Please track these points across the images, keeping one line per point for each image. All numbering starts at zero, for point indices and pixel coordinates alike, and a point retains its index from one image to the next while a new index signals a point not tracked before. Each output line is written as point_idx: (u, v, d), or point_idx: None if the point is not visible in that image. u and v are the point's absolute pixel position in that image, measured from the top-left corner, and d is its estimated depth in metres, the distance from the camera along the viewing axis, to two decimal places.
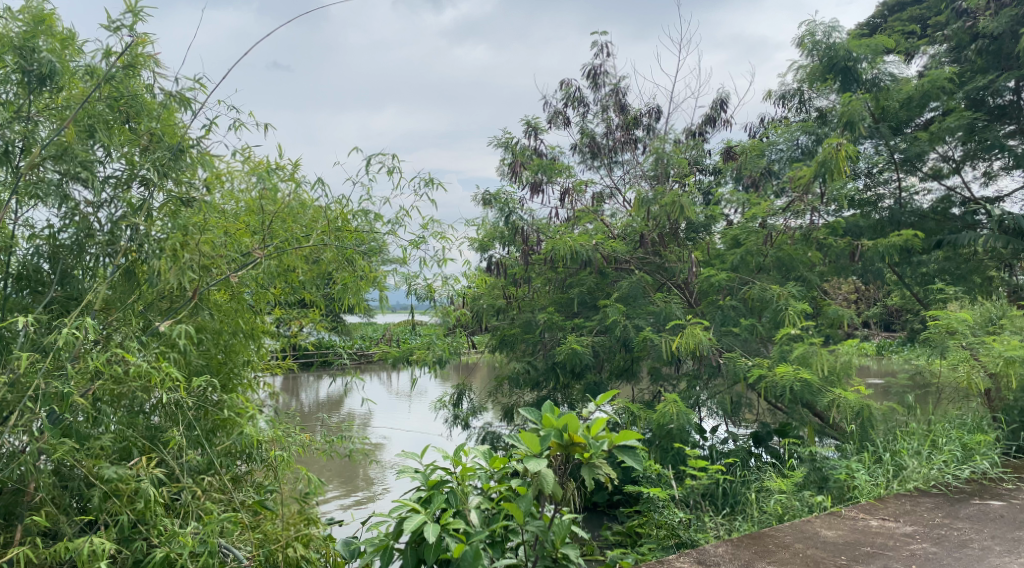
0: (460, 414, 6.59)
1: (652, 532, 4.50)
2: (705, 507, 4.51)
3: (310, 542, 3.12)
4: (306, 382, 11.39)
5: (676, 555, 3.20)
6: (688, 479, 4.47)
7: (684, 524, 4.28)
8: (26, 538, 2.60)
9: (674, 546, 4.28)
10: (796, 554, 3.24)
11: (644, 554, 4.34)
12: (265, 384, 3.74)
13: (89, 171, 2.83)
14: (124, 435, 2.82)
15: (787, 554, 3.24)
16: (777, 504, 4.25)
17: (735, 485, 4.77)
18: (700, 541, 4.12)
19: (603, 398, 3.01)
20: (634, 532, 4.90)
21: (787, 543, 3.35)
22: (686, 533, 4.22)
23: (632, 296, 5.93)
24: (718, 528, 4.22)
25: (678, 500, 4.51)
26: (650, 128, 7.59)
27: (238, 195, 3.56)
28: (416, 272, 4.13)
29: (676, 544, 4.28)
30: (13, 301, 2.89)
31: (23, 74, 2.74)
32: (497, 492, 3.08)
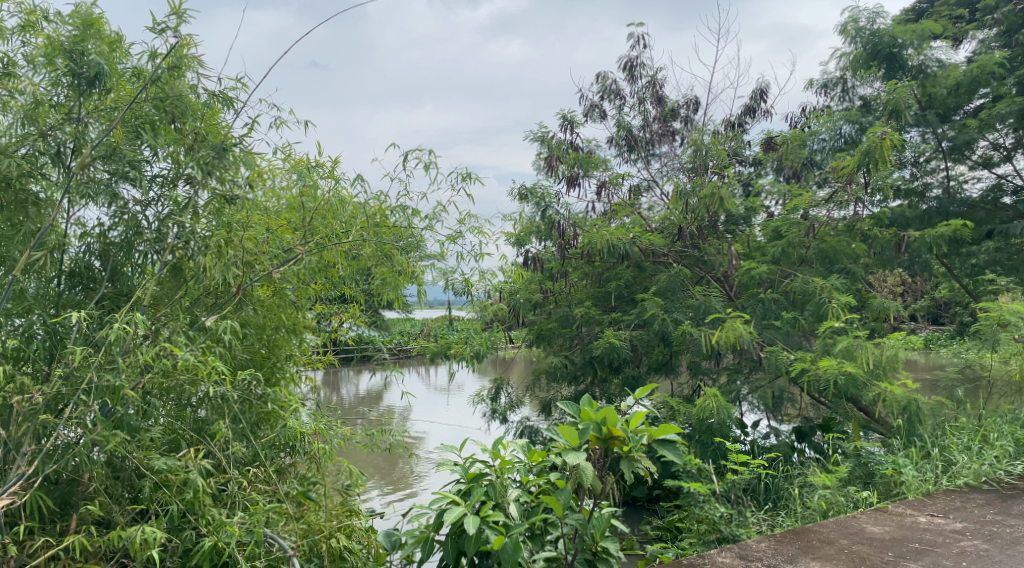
0: (498, 408, 6.64)
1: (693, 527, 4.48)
2: (746, 502, 4.50)
3: (353, 533, 3.17)
4: (346, 377, 11.59)
5: (718, 550, 3.17)
6: (730, 474, 4.44)
7: (725, 518, 4.20)
8: (81, 526, 2.68)
9: (715, 541, 4.20)
10: (842, 550, 3.21)
11: (684, 549, 4.31)
12: (307, 378, 3.82)
13: (137, 170, 2.91)
14: (172, 427, 2.96)
15: (831, 550, 3.21)
16: (821, 500, 4.21)
17: (778, 480, 4.84)
18: (743, 537, 4.10)
19: (641, 391, 3.00)
20: (674, 527, 4.91)
21: (832, 539, 3.31)
22: (727, 528, 4.18)
23: (671, 290, 5.89)
24: (760, 523, 4.23)
25: (720, 495, 4.47)
26: (688, 120, 7.56)
27: (279, 192, 3.68)
28: (453, 267, 4.14)
29: (717, 539, 4.22)
30: (66, 298, 2.93)
31: (73, 76, 2.78)
32: (536, 485, 3.10)
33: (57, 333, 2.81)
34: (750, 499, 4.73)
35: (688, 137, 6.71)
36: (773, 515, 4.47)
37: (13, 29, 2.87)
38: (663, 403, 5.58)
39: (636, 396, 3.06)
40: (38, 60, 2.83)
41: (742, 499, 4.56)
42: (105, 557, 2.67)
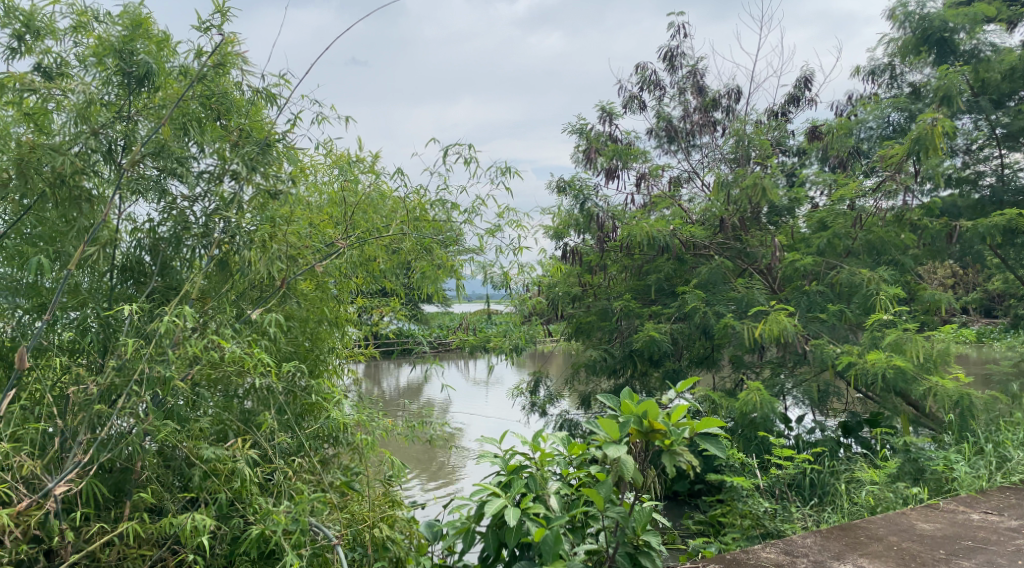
0: (537, 401, 6.70)
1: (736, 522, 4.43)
2: (791, 497, 4.46)
3: (395, 524, 3.21)
4: (387, 370, 11.71)
5: (762, 545, 3.13)
6: (775, 469, 4.40)
7: (769, 514, 4.23)
8: (134, 514, 2.73)
9: (759, 536, 4.20)
10: (890, 547, 3.16)
11: (728, 544, 4.30)
12: (349, 370, 3.88)
13: (184, 166, 2.98)
14: (220, 418, 2.99)
15: (879, 547, 3.16)
16: (869, 496, 4.19)
17: (824, 476, 4.77)
18: (787, 532, 4.07)
19: (684, 384, 2.95)
20: (717, 521, 4.89)
21: (881, 535, 3.27)
22: (771, 523, 4.18)
23: (712, 282, 5.85)
24: (806, 519, 4.18)
25: (762, 490, 4.47)
26: (730, 110, 7.48)
27: (321, 187, 3.72)
28: (492, 261, 4.16)
29: (761, 534, 4.20)
30: (118, 292, 3.01)
31: (123, 75, 2.85)
32: (576, 478, 3.10)
33: (110, 326, 2.88)
34: (796, 494, 4.67)
35: (730, 127, 6.63)
36: (820, 511, 4.44)
37: (65, 30, 2.94)
38: (704, 397, 5.56)
39: (678, 389, 3.04)
40: (89, 60, 2.93)
41: (786, 494, 4.53)
42: (157, 544, 2.73)
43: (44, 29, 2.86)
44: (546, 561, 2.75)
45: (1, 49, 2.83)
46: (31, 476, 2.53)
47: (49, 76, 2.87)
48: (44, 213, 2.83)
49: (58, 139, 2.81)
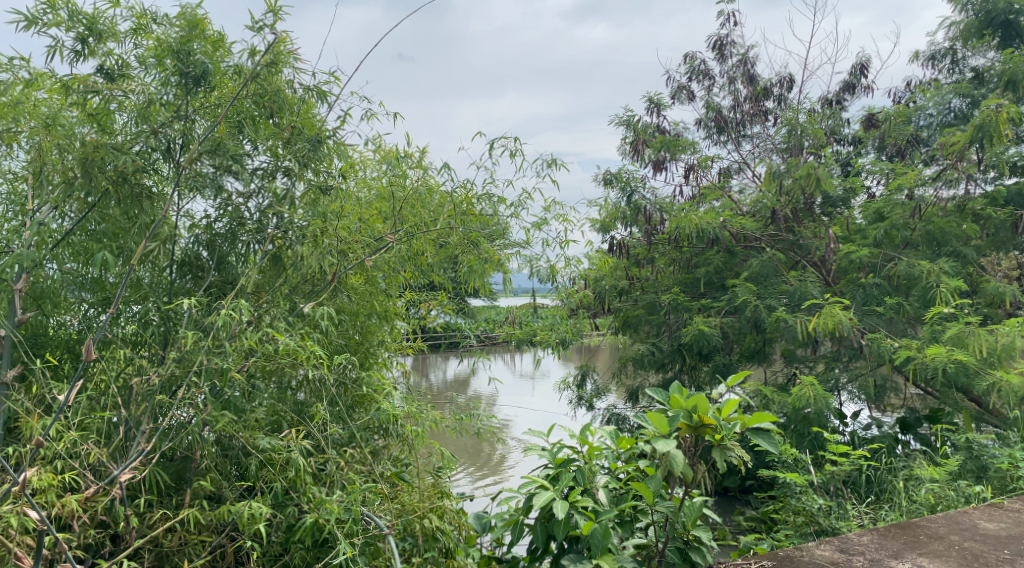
0: (584, 395, 6.71)
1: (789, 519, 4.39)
2: (846, 494, 4.43)
3: (445, 515, 3.14)
4: (434, 363, 11.85)
5: (817, 542, 3.06)
6: (828, 465, 4.35)
7: (824, 511, 4.11)
8: (195, 501, 2.82)
9: (813, 533, 4.10)
10: (952, 546, 3.07)
11: (781, 541, 4.20)
12: (397, 362, 3.87)
13: (239, 164, 3.05)
14: (275, 409, 3.07)
15: (940, 547, 3.06)
16: (929, 494, 4.15)
17: (881, 473, 4.79)
18: (843, 529, 4.01)
19: (735, 378, 2.92)
20: (769, 518, 4.88)
21: (941, 534, 3.18)
22: (827, 520, 4.05)
23: (764, 275, 5.78)
24: (861, 516, 4.18)
25: (817, 487, 4.39)
26: (781, 99, 7.39)
27: (370, 182, 3.78)
28: (538, 254, 4.19)
29: (816, 531, 4.11)
30: (177, 286, 3.10)
31: (180, 76, 2.93)
32: (625, 471, 3.12)
33: (170, 319, 2.96)
34: (851, 491, 4.67)
35: (783, 116, 6.52)
36: (877, 508, 4.43)
37: (126, 32, 3.03)
38: (756, 392, 5.52)
39: (728, 384, 3.04)
40: (150, 61, 3.02)
41: (841, 491, 4.47)
42: (216, 530, 2.81)
43: (106, 32, 2.95)
44: (595, 554, 2.76)
45: (66, 52, 2.93)
46: (97, 464, 2.61)
47: (111, 77, 2.97)
48: (107, 211, 2.88)
49: (121, 139, 2.94)
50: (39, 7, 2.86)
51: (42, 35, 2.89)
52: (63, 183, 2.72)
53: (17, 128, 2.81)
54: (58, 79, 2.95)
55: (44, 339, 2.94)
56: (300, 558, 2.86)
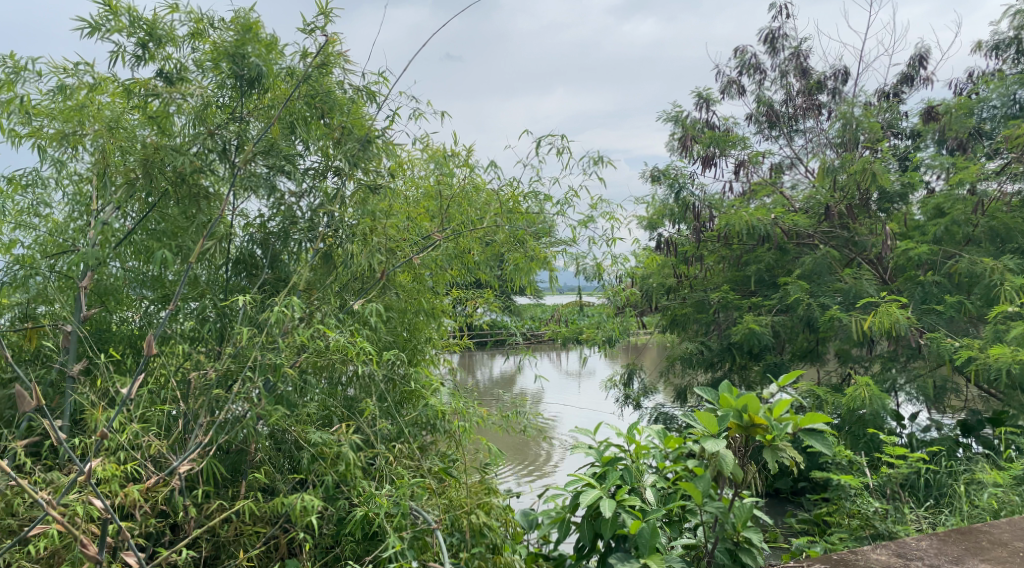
0: (631, 394, 6.67)
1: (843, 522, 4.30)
2: (903, 498, 4.34)
3: (492, 511, 3.15)
4: (480, 361, 11.94)
5: (872, 546, 2.84)
6: (885, 468, 4.27)
7: (880, 514, 4.08)
8: (250, 493, 2.89)
9: (869, 537, 4.06)
10: (1016, 554, 2.86)
11: (835, 543, 4.15)
12: (444, 360, 3.91)
13: (292, 164, 3.14)
14: (326, 404, 3.15)
15: (1004, 553, 2.87)
16: (992, 499, 4.06)
17: (941, 476, 4.71)
18: (900, 533, 3.95)
19: (787, 377, 2.87)
20: (822, 521, 4.82)
21: (1005, 540, 2.96)
22: (882, 524, 4.02)
23: (817, 273, 5.70)
24: (920, 521, 4.09)
25: (873, 490, 4.33)
26: (835, 92, 7.33)
27: (418, 181, 3.83)
28: (585, 252, 4.20)
29: (871, 535, 4.06)
30: (232, 284, 3.19)
31: (236, 79, 3.00)
32: (673, 471, 3.10)
33: (226, 315, 3.06)
34: (910, 495, 4.62)
35: (837, 110, 6.43)
36: (936, 513, 4.36)
37: (184, 37, 3.11)
38: (808, 391, 5.45)
39: (780, 384, 2.99)
40: (206, 65, 3.09)
41: (898, 494, 4.42)
42: (270, 522, 2.88)
43: (165, 37, 3.04)
44: (643, 553, 2.76)
45: (127, 57, 3.03)
46: (158, 455, 2.71)
47: (170, 80, 3.04)
48: (166, 210, 2.97)
49: (179, 140, 3.01)
50: (102, 14, 2.96)
51: (104, 41, 2.99)
52: (125, 183, 2.83)
53: (83, 131, 2.88)
54: (120, 83, 3.06)
55: (108, 335, 3.03)
56: (350, 551, 2.91)
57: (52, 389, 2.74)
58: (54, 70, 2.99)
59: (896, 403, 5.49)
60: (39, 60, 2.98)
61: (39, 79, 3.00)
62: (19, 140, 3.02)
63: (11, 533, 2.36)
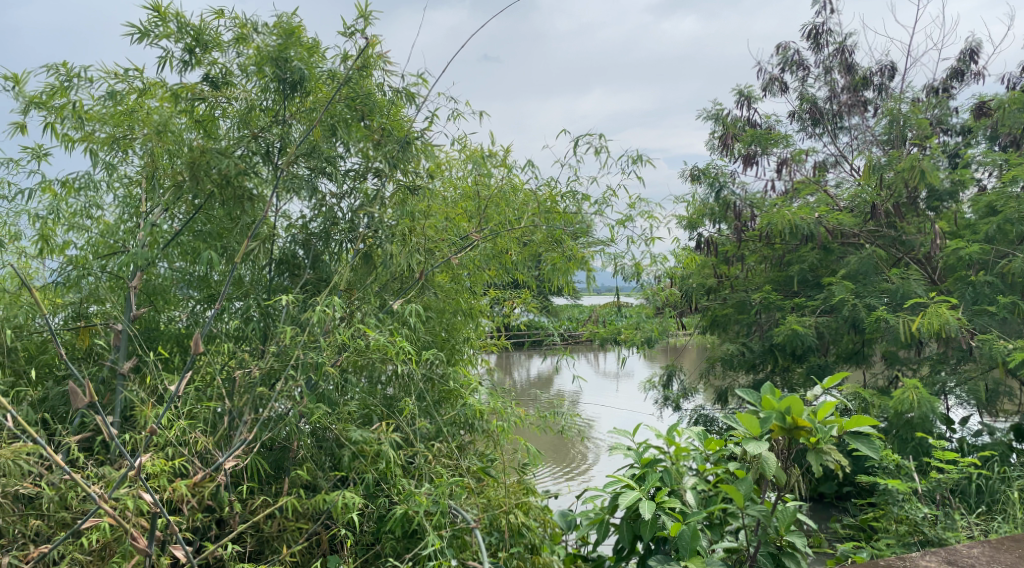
0: (670, 395, 6.63)
1: (890, 528, 4.23)
2: (953, 504, 4.26)
3: (530, 511, 3.16)
4: (518, 361, 11.96)
5: (921, 552, 2.68)
6: (934, 473, 4.19)
7: (929, 520, 4.00)
8: (293, 489, 2.94)
9: (917, 543, 3.97)
10: None
11: (881, 549, 4.08)
12: (482, 360, 3.94)
13: (333, 165, 3.18)
14: (366, 403, 3.16)
15: None
16: None
17: (992, 482, 4.61)
18: (950, 540, 3.86)
19: (831, 379, 2.84)
20: (868, 526, 4.75)
21: None
22: (932, 531, 3.93)
23: (863, 273, 5.61)
24: (971, 528, 4.01)
25: (922, 495, 4.25)
26: (882, 88, 7.23)
27: (456, 182, 3.87)
28: (623, 252, 4.19)
29: (920, 541, 3.97)
30: (275, 284, 3.24)
31: (279, 82, 3.05)
32: (713, 474, 3.07)
33: (270, 315, 3.11)
34: (960, 501, 4.53)
35: (884, 107, 6.35)
36: (987, 519, 4.27)
37: (229, 42, 3.17)
38: (853, 394, 5.38)
39: (824, 386, 2.96)
40: (250, 69, 3.14)
41: (948, 500, 4.34)
42: (312, 518, 2.92)
43: (212, 42, 3.10)
44: (684, 556, 2.74)
45: (175, 62, 3.09)
46: (203, 452, 2.76)
47: (216, 85, 3.10)
48: (212, 212, 3.06)
49: (224, 143, 3.11)
50: (151, 20, 3.04)
51: (153, 46, 3.06)
52: (172, 186, 2.92)
53: (133, 135, 3.01)
54: (168, 87, 3.12)
55: (157, 334, 3.09)
56: (390, 548, 2.94)
57: (103, 386, 2.82)
58: (104, 76, 3.07)
59: (947, 406, 5.41)
60: (91, 67, 3.06)
61: (91, 85, 3.08)
62: (72, 145, 3.12)
63: (65, 525, 2.43)
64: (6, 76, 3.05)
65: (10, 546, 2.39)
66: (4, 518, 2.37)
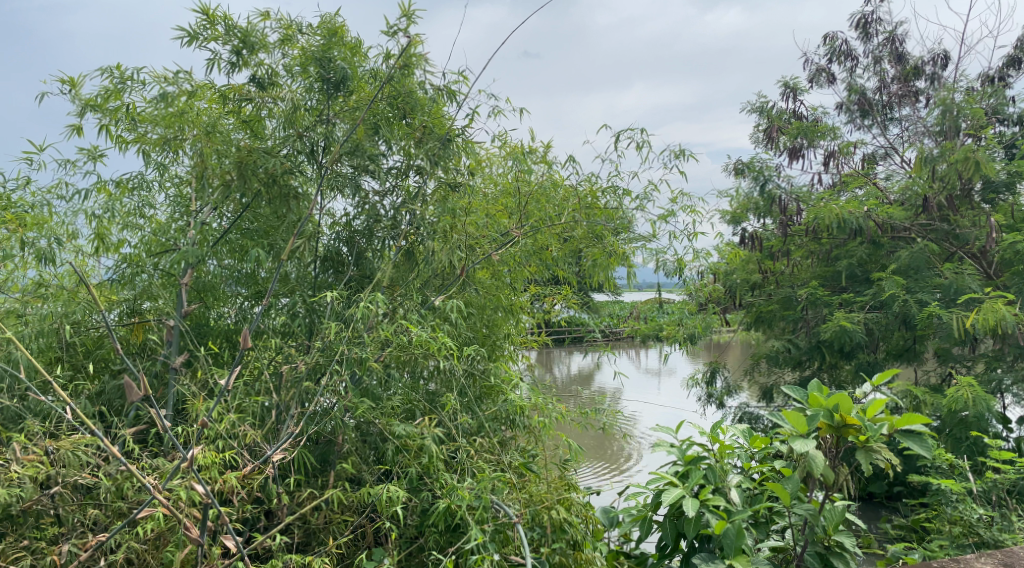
0: (714, 393, 6.58)
1: (943, 529, 4.17)
2: (1010, 504, 4.16)
3: (572, 507, 3.18)
4: (559, 358, 11.96)
5: (977, 554, 2.59)
6: (990, 473, 4.10)
7: (984, 522, 3.90)
8: (338, 482, 2.99)
9: (971, 545, 3.90)
10: None
11: (934, 550, 4.01)
12: (523, 356, 3.96)
13: (375, 163, 3.23)
14: (409, 398, 3.19)
15: None
16: None
17: None
18: (1006, 541, 3.76)
19: (881, 376, 2.79)
20: (920, 527, 4.67)
21: None
22: (987, 532, 3.84)
23: (914, 267, 5.50)
24: None
25: (977, 495, 4.16)
26: (934, 78, 7.07)
27: (497, 178, 3.89)
28: (666, 247, 4.17)
29: (975, 543, 3.89)
30: (319, 280, 3.29)
31: (323, 82, 3.10)
32: (758, 472, 3.04)
33: (315, 311, 3.15)
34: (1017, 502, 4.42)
35: (936, 96, 6.22)
36: None
37: (275, 43, 3.23)
38: (904, 391, 5.31)
39: (873, 384, 2.93)
40: (295, 69, 3.20)
41: (1006, 501, 4.24)
42: (357, 511, 2.97)
43: (258, 44, 3.16)
44: (729, 554, 2.75)
45: (223, 64, 3.16)
46: (252, 445, 2.82)
47: (263, 85, 3.16)
48: (258, 211, 3.13)
49: (271, 143, 3.16)
50: (200, 23, 3.10)
51: (202, 49, 3.13)
52: (221, 185, 2.98)
53: (183, 136, 3.06)
54: (216, 89, 3.19)
55: (207, 330, 3.16)
56: (434, 542, 2.96)
57: (157, 380, 2.90)
58: (156, 79, 3.14)
59: (1002, 405, 5.30)
60: (143, 70, 3.14)
61: (143, 87, 3.16)
62: (126, 146, 3.22)
63: (121, 515, 2.50)
64: (63, 80, 3.15)
65: (69, 534, 2.47)
66: (63, 507, 2.46)
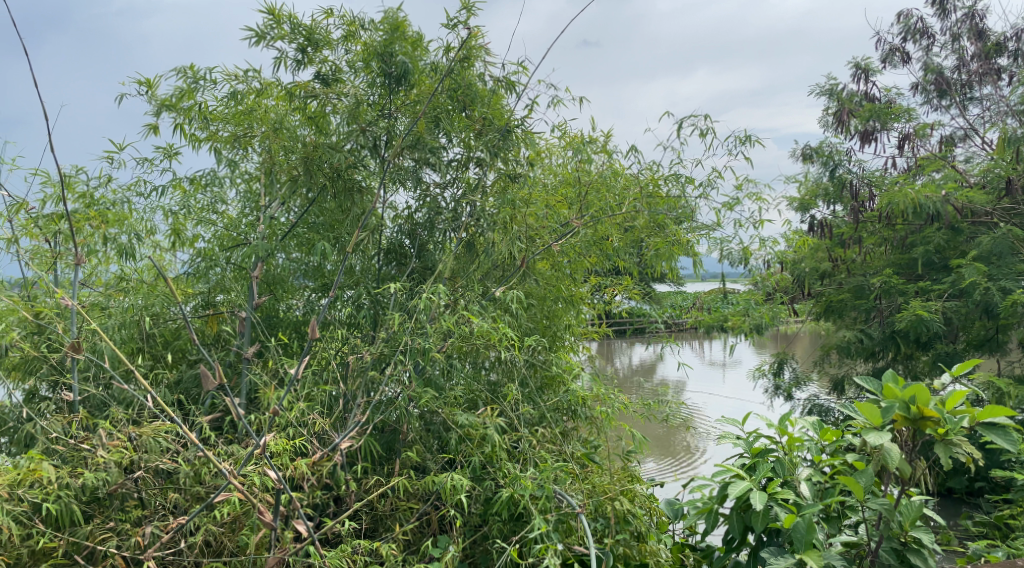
0: (781, 384, 6.48)
1: None
2: None
3: (635, 498, 3.19)
4: (620, 350, 11.88)
5: None
6: None
7: None
8: (403, 470, 3.05)
9: None
10: None
11: (1017, 548, 3.88)
12: (584, 347, 3.95)
13: (436, 156, 3.29)
14: (471, 388, 3.23)
15: None
16: None
17: None
18: None
19: (962, 367, 2.71)
20: (1004, 524, 4.51)
21: None
22: None
23: (997, 253, 5.33)
24: None
25: None
26: (1017, 54, 6.83)
27: (556, 169, 3.90)
28: (730, 236, 4.12)
29: None
30: (383, 272, 3.37)
31: (384, 77, 3.17)
32: (830, 466, 2.97)
33: (379, 302, 3.22)
34: None
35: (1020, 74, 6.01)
36: None
37: (339, 40, 3.30)
38: (985, 382, 5.18)
39: (952, 376, 2.84)
40: (358, 65, 3.28)
41: None
42: (422, 499, 3.03)
43: (322, 41, 3.23)
44: (799, 549, 2.70)
45: (289, 62, 3.24)
46: (322, 432, 2.91)
47: (327, 82, 3.23)
48: (324, 205, 3.20)
49: (335, 138, 3.20)
50: (267, 23, 3.19)
51: (269, 48, 3.21)
52: (289, 180, 3.06)
53: (252, 133, 3.16)
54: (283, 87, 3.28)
55: (277, 321, 3.27)
56: (498, 530, 3.01)
57: (231, 369, 3.03)
58: (226, 78, 3.25)
59: None
60: (215, 69, 3.24)
61: (214, 87, 3.26)
62: (199, 144, 3.33)
63: (199, 499, 2.60)
64: (141, 81, 3.27)
65: (153, 516, 2.59)
66: (146, 491, 2.59)
